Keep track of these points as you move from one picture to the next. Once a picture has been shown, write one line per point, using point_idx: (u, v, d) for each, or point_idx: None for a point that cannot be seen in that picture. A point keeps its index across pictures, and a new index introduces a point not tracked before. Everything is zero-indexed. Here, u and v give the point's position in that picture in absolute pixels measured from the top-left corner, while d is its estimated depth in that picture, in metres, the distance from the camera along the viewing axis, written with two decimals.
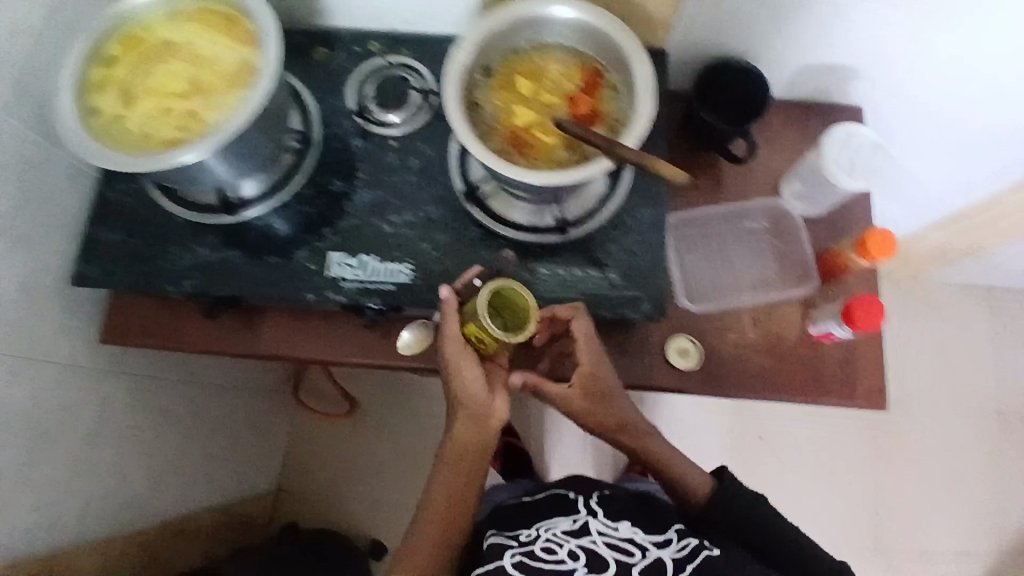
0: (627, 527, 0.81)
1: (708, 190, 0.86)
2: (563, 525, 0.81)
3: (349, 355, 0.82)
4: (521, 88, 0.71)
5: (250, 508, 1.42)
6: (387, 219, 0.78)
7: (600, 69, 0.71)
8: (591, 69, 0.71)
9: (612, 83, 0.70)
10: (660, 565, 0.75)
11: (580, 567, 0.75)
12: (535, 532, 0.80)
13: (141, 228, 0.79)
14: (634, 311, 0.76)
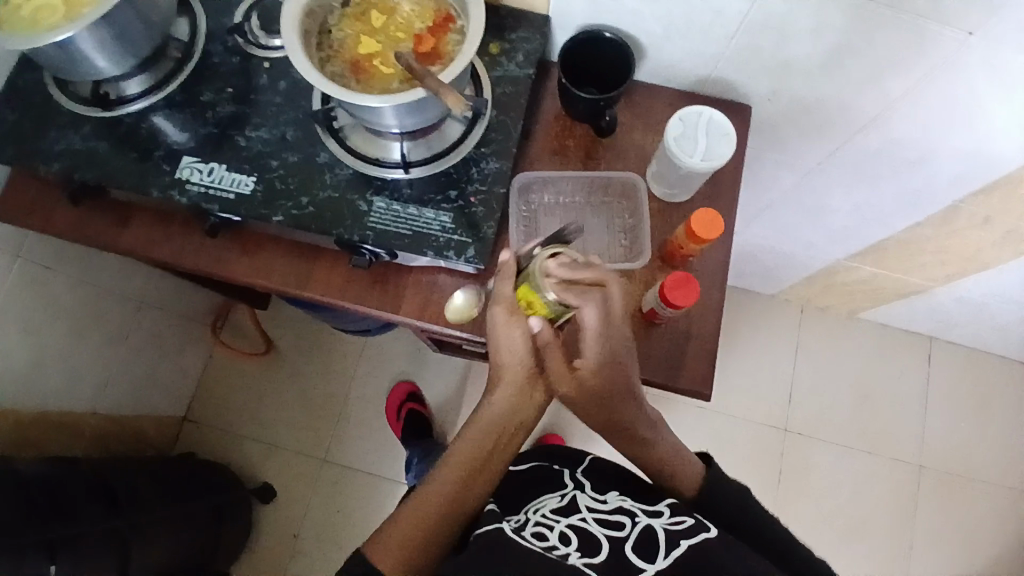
0: (615, 499, 0.77)
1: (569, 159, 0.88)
2: (553, 502, 0.78)
3: (199, 264, 0.85)
4: (373, 22, 0.75)
5: (147, 428, 1.44)
6: (244, 133, 0.81)
7: (449, 14, 0.75)
8: (441, 13, 0.75)
9: (455, 29, 0.75)
10: (652, 534, 0.68)
11: (573, 550, 0.67)
12: (526, 515, 0.76)
13: (25, 111, 0.84)
14: (457, 256, 0.78)
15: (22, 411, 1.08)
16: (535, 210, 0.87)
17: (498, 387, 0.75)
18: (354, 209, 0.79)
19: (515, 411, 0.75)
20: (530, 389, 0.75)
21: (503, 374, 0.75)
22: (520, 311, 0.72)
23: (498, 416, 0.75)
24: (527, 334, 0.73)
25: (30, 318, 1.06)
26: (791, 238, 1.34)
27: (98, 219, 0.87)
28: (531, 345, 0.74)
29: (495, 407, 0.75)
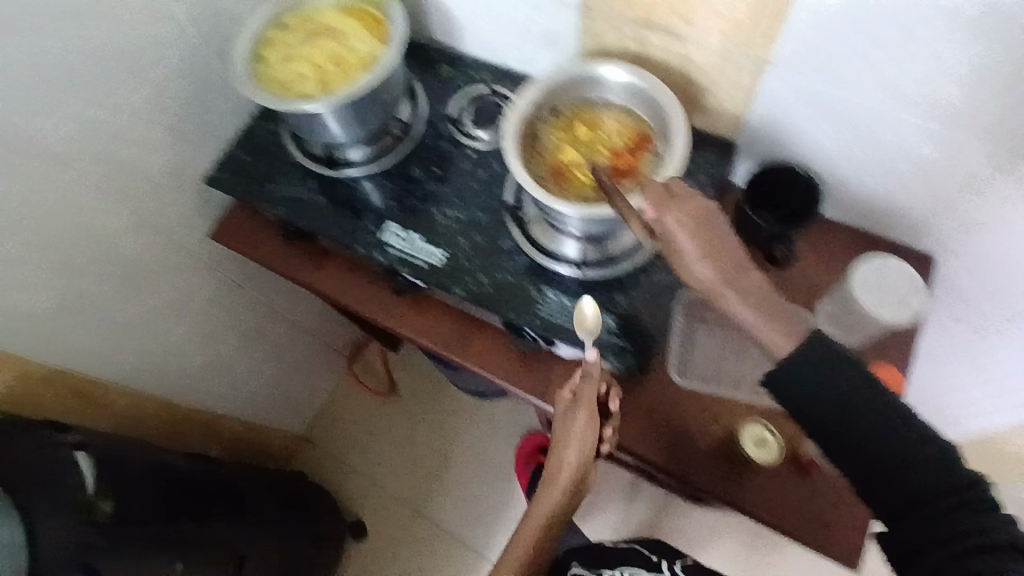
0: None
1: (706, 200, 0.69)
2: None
3: (377, 314, 0.95)
4: (577, 131, 0.82)
5: (273, 442, 1.55)
6: (442, 210, 0.91)
7: (647, 134, 0.80)
8: (639, 133, 0.80)
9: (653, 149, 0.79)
10: None
11: None
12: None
13: (264, 157, 0.98)
14: (614, 359, 0.81)
15: (183, 404, 1.20)
16: (696, 329, 0.87)
17: (552, 487, 0.83)
18: (526, 294, 0.85)
19: (561, 507, 0.84)
20: (574, 491, 0.83)
21: (552, 475, 0.82)
22: (589, 419, 0.78)
23: (548, 509, 0.84)
24: (587, 444, 0.78)
25: (211, 326, 1.19)
26: (944, 396, 1.23)
27: (297, 259, 0.99)
28: (581, 450, 0.79)
29: (546, 503, 0.84)
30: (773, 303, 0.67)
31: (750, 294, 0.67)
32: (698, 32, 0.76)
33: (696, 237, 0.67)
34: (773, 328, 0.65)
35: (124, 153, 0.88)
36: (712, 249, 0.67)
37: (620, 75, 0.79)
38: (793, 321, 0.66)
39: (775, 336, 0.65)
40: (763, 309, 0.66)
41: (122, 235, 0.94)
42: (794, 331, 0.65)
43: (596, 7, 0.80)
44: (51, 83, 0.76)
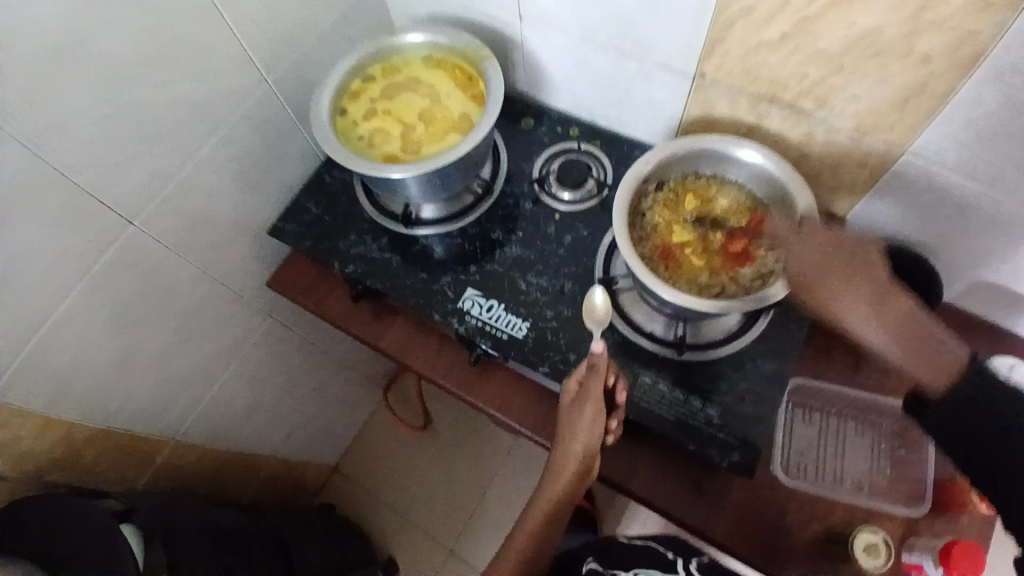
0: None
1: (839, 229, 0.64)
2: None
3: (446, 381, 0.89)
4: (688, 208, 0.77)
5: (304, 475, 1.50)
6: (526, 278, 0.86)
7: (763, 218, 0.75)
8: (754, 215, 0.76)
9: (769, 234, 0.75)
10: None
11: None
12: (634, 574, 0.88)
13: (334, 210, 0.92)
14: (718, 454, 0.75)
15: (222, 449, 1.16)
16: (793, 414, 0.86)
17: (553, 478, 0.73)
18: (619, 376, 0.80)
19: (563, 502, 0.74)
20: (579, 485, 0.74)
21: (556, 469, 0.73)
22: (597, 415, 0.68)
23: (547, 503, 0.75)
24: (595, 438, 0.69)
25: (258, 370, 1.14)
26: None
27: (364, 318, 0.93)
28: (590, 443, 0.69)
29: (546, 496, 0.74)
30: (915, 328, 0.59)
31: (889, 319, 0.59)
32: (827, 113, 0.71)
33: (828, 270, 0.62)
34: (915, 360, 0.58)
35: (194, 207, 0.84)
36: (846, 280, 0.61)
37: (750, 156, 0.73)
38: (947, 357, 0.56)
39: (919, 373, 0.57)
40: (907, 344, 0.59)
41: (182, 289, 0.89)
42: (940, 366, 0.56)
43: (713, 81, 0.76)
44: (135, 142, 0.73)
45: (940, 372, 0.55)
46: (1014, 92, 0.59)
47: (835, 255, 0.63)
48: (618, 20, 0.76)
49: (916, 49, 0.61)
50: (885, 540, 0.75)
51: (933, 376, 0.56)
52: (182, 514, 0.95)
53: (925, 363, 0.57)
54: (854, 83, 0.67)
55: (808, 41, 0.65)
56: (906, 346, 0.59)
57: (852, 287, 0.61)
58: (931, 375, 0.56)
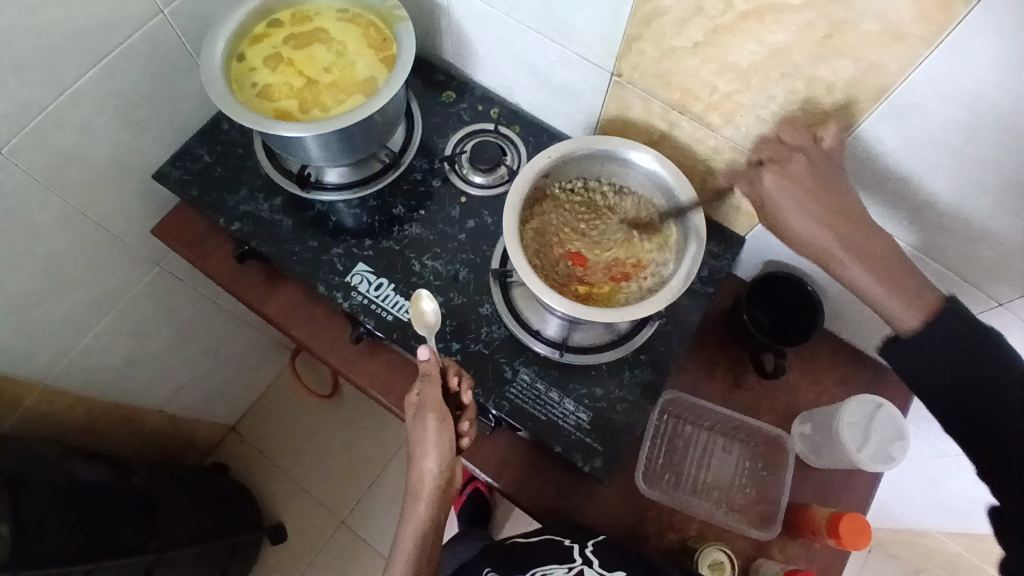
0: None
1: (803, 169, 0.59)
2: (559, 573, 0.66)
3: (329, 359, 0.86)
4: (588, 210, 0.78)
5: (196, 433, 1.44)
6: (421, 259, 0.83)
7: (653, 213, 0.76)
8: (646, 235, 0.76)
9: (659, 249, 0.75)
10: None
11: None
12: (532, 574, 0.67)
13: (227, 161, 0.87)
14: (582, 461, 0.75)
15: (98, 402, 1.09)
16: (667, 425, 0.86)
17: (416, 500, 0.70)
18: (498, 372, 0.78)
19: (432, 527, 0.70)
20: (443, 502, 0.71)
21: (414, 491, 0.70)
22: (441, 422, 0.67)
23: (417, 533, 0.70)
24: (446, 449, 0.67)
25: (142, 321, 1.07)
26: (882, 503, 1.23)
27: (250, 282, 0.87)
28: (448, 454, 0.68)
29: (412, 525, 0.70)
30: (896, 267, 0.58)
31: (875, 260, 0.58)
32: (732, 130, 0.71)
33: (814, 207, 0.59)
34: (902, 299, 0.57)
35: (65, 143, 0.77)
36: (845, 219, 0.59)
37: (647, 163, 0.73)
38: (927, 297, 0.57)
39: (905, 307, 0.56)
40: (878, 270, 0.58)
41: (50, 227, 0.82)
42: (924, 304, 0.56)
43: (629, 81, 0.74)
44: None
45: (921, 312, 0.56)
46: (905, 136, 0.60)
47: (821, 186, 0.60)
48: (545, 5, 0.72)
49: (819, 75, 0.60)
50: (730, 560, 0.76)
51: (916, 312, 0.56)
52: (35, 465, 0.87)
53: (911, 301, 0.56)
54: (760, 101, 0.66)
55: (718, 52, 0.64)
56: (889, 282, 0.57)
57: (843, 224, 0.59)
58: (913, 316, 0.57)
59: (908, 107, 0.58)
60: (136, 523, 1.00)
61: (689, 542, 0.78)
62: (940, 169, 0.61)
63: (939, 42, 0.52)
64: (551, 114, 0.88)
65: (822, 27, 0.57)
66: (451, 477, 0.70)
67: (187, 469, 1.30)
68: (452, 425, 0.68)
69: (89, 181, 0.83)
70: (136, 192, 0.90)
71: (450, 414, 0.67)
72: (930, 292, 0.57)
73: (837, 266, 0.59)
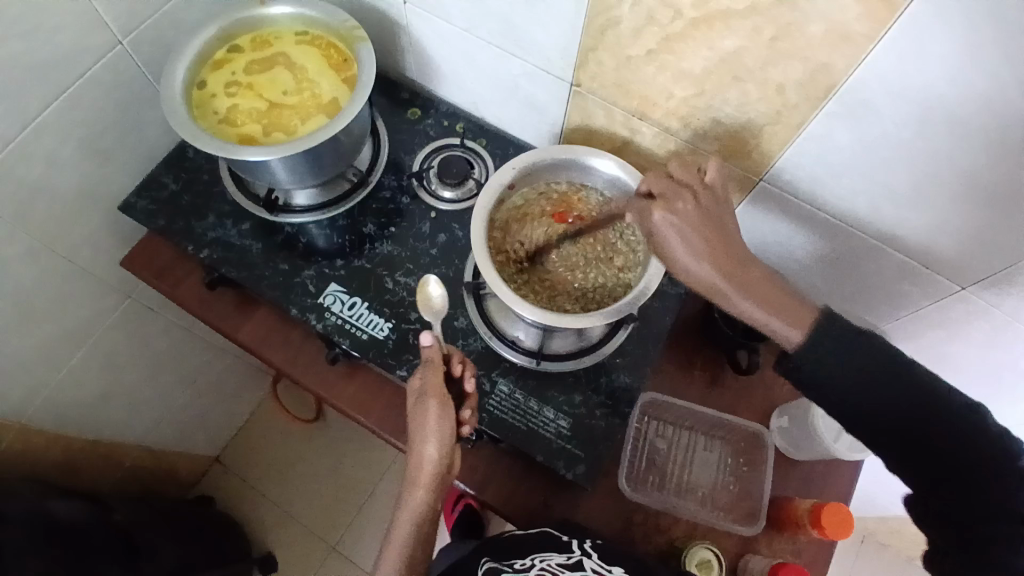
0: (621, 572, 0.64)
1: None
2: (558, 559, 0.66)
3: (306, 380, 0.85)
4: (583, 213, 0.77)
5: (178, 465, 1.41)
6: (394, 276, 0.83)
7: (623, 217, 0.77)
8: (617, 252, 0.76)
9: (517, 266, 0.75)
10: None
11: None
12: (532, 560, 0.66)
13: (193, 188, 0.86)
14: (566, 468, 0.75)
15: (74, 439, 1.07)
16: (648, 427, 0.86)
17: (414, 487, 0.70)
18: (477, 384, 0.78)
19: (428, 514, 0.71)
20: (441, 491, 0.71)
21: (414, 478, 0.70)
22: (442, 409, 0.67)
23: (415, 518, 0.70)
24: (447, 439, 0.68)
25: (115, 354, 1.05)
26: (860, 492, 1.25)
27: (222, 308, 0.86)
28: (448, 444, 0.68)
29: (408, 511, 0.70)
30: (772, 287, 0.57)
31: (745, 283, 0.56)
32: (691, 134, 0.73)
33: (705, 251, 0.58)
34: (779, 315, 0.55)
35: (27, 179, 0.76)
36: (714, 243, 0.58)
37: (608, 168, 0.74)
38: (801, 309, 0.55)
39: (788, 325, 0.55)
40: (763, 295, 0.56)
41: (13, 265, 0.80)
42: (796, 315, 0.55)
43: (589, 90, 0.76)
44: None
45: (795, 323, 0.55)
46: (860, 133, 0.62)
47: None
48: (503, 20, 0.74)
49: (770, 76, 0.62)
50: (717, 558, 0.77)
51: (796, 326, 0.55)
52: (11, 506, 0.85)
53: (787, 316, 0.55)
54: (716, 104, 0.68)
55: (672, 59, 0.66)
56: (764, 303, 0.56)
57: (718, 251, 0.57)
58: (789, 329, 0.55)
59: (860, 105, 0.60)
60: (118, 562, 0.98)
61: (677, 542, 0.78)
62: (895, 164, 0.63)
63: (881, 38, 0.54)
64: (516, 125, 0.89)
65: (769, 29, 0.58)
66: (446, 470, 0.70)
67: (170, 504, 1.27)
68: (454, 413, 0.68)
69: (51, 216, 0.82)
70: (101, 224, 0.89)
71: (452, 400, 0.67)
72: (806, 305, 0.56)
73: (723, 300, 0.57)
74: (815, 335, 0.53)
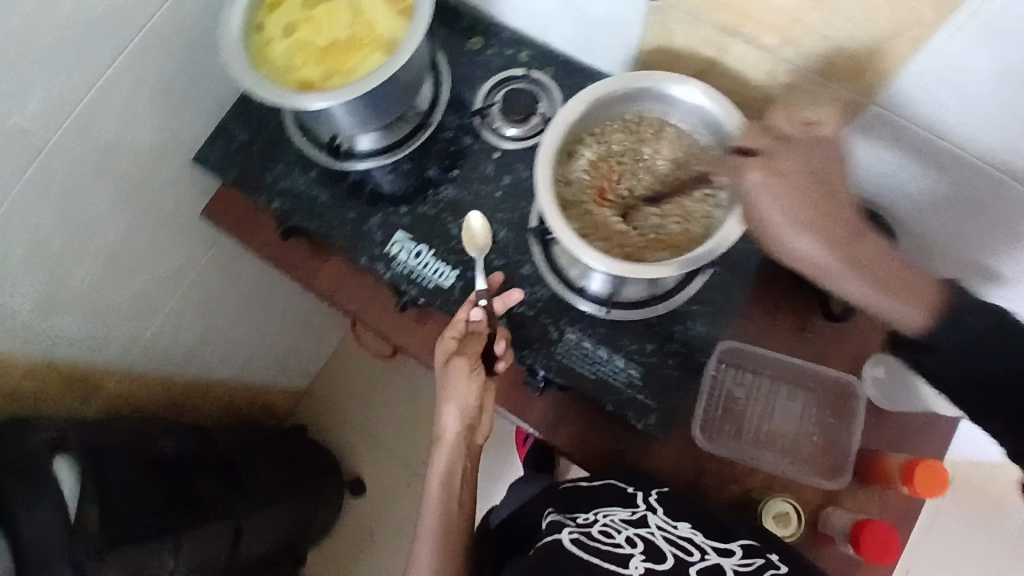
0: (688, 528, 0.64)
1: (808, 143, 0.56)
2: (620, 515, 0.65)
3: (380, 326, 0.87)
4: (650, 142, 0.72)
5: (272, 393, 1.53)
6: (458, 221, 0.81)
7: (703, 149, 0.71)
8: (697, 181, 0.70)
9: (597, 135, 0.72)
10: None
11: None
12: (594, 515, 0.66)
13: (261, 137, 0.87)
14: (636, 419, 0.73)
15: (176, 375, 1.17)
16: (726, 374, 0.81)
17: (441, 445, 0.75)
18: (544, 333, 0.77)
19: (457, 468, 0.75)
20: (467, 450, 0.75)
21: (440, 436, 0.75)
22: (468, 374, 0.70)
23: (444, 475, 0.75)
24: (470, 403, 0.71)
25: (207, 299, 1.12)
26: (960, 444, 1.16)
27: (295, 256, 0.89)
28: (472, 406, 0.72)
29: (439, 468, 0.75)
30: (885, 262, 0.56)
31: (862, 261, 0.55)
32: (789, 50, 0.64)
33: (820, 232, 0.54)
34: (907, 302, 0.56)
35: (109, 133, 0.79)
36: (830, 227, 0.54)
37: (692, 97, 0.68)
38: (925, 290, 0.56)
39: (915, 316, 0.56)
40: (878, 276, 0.55)
41: (108, 218, 0.86)
42: (926, 303, 0.56)
43: (668, 5, 0.67)
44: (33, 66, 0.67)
45: (924, 314, 0.56)
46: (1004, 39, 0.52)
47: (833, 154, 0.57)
48: None
49: None
50: (796, 510, 0.74)
51: (925, 317, 0.56)
52: (122, 441, 0.95)
53: (912, 301, 0.56)
54: (820, 13, 0.59)
55: None
56: (880, 291, 0.55)
57: (824, 216, 0.54)
58: (919, 316, 0.56)
59: (1004, 17, 0.50)
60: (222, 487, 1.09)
61: (752, 495, 0.76)
62: None
63: None
64: (587, 49, 0.82)
65: None
66: (471, 430, 0.73)
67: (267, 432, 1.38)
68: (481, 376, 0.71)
69: (135, 171, 0.85)
70: (181, 176, 0.92)
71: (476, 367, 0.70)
72: (931, 285, 0.56)
73: (830, 283, 0.56)
74: (938, 319, 0.56)
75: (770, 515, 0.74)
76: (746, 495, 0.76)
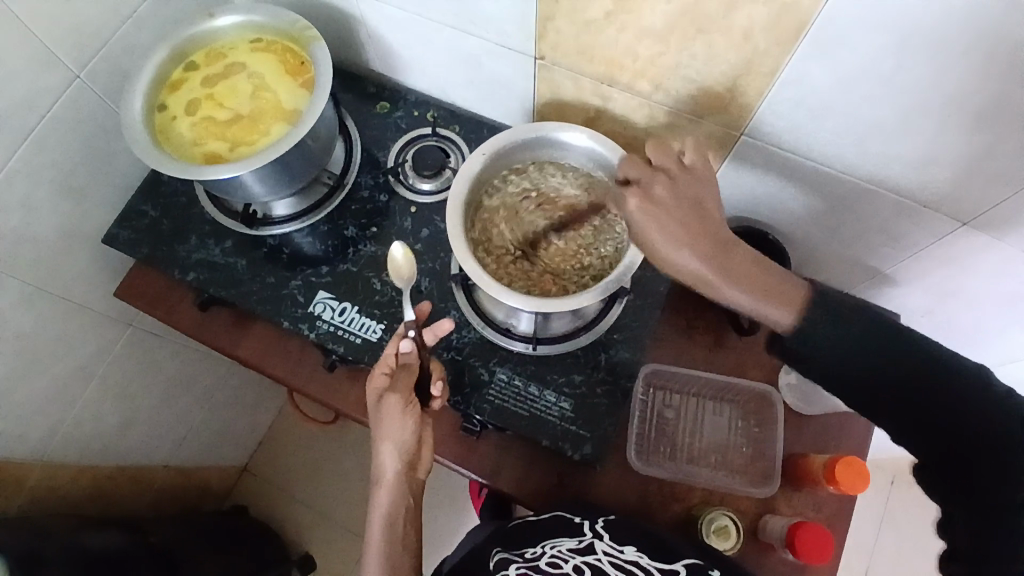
0: (633, 551, 0.64)
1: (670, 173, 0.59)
2: (568, 545, 0.66)
3: (310, 391, 0.85)
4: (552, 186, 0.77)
5: (207, 478, 1.45)
6: (380, 277, 0.82)
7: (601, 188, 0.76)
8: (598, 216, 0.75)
9: (503, 182, 0.76)
10: None
11: None
12: (542, 548, 0.65)
13: (172, 213, 0.86)
14: (571, 450, 0.75)
15: (99, 469, 1.09)
16: (653, 398, 0.84)
17: (380, 488, 0.70)
18: (475, 376, 0.78)
19: (400, 511, 0.70)
20: (407, 491, 0.71)
21: (378, 477, 0.70)
22: (405, 406, 0.67)
23: (384, 520, 0.70)
24: (408, 439, 0.68)
25: (128, 383, 1.07)
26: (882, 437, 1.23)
27: (217, 329, 0.87)
28: (411, 441, 0.69)
29: (379, 513, 0.70)
30: (753, 269, 0.57)
31: (734, 270, 0.56)
32: (662, 93, 0.71)
33: (690, 241, 0.56)
34: (771, 301, 0.56)
35: (10, 225, 0.76)
36: (694, 234, 0.56)
37: (580, 141, 0.73)
38: (790, 291, 0.56)
39: (781, 311, 0.56)
40: (752, 281, 0.56)
41: (11, 310, 0.81)
42: (789, 299, 0.56)
43: (552, 61, 0.73)
44: None
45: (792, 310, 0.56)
46: (836, 70, 0.59)
47: None
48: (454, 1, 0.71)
49: (733, 24, 0.60)
50: (734, 522, 0.76)
51: (789, 311, 0.55)
52: (43, 543, 0.87)
53: (780, 300, 0.56)
54: (681, 59, 0.66)
55: (630, 18, 0.64)
56: (753, 295, 0.56)
57: (693, 223, 0.57)
58: (786, 313, 0.56)
59: (834, 46, 0.57)
60: None
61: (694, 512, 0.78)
62: (879, 99, 0.60)
63: None
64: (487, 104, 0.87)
65: None
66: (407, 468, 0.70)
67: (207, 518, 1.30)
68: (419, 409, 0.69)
69: (39, 259, 0.82)
70: (89, 261, 0.90)
71: (412, 399, 0.67)
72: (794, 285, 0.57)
73: (717, 291, 0.57)
74: (807, 314, 0.55)
75: (709, 529, 0.76)
76: (687, 512, 0.78)
